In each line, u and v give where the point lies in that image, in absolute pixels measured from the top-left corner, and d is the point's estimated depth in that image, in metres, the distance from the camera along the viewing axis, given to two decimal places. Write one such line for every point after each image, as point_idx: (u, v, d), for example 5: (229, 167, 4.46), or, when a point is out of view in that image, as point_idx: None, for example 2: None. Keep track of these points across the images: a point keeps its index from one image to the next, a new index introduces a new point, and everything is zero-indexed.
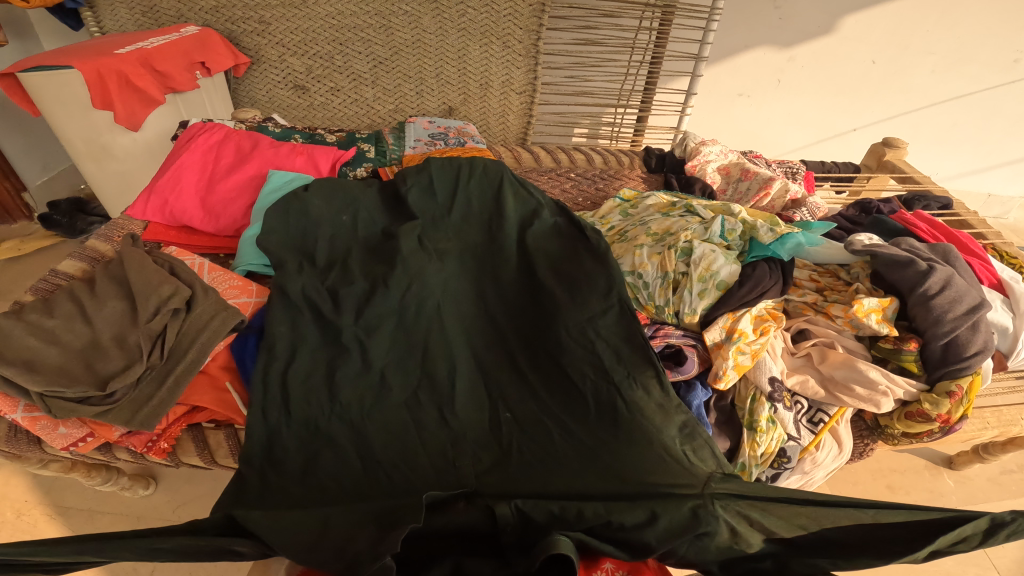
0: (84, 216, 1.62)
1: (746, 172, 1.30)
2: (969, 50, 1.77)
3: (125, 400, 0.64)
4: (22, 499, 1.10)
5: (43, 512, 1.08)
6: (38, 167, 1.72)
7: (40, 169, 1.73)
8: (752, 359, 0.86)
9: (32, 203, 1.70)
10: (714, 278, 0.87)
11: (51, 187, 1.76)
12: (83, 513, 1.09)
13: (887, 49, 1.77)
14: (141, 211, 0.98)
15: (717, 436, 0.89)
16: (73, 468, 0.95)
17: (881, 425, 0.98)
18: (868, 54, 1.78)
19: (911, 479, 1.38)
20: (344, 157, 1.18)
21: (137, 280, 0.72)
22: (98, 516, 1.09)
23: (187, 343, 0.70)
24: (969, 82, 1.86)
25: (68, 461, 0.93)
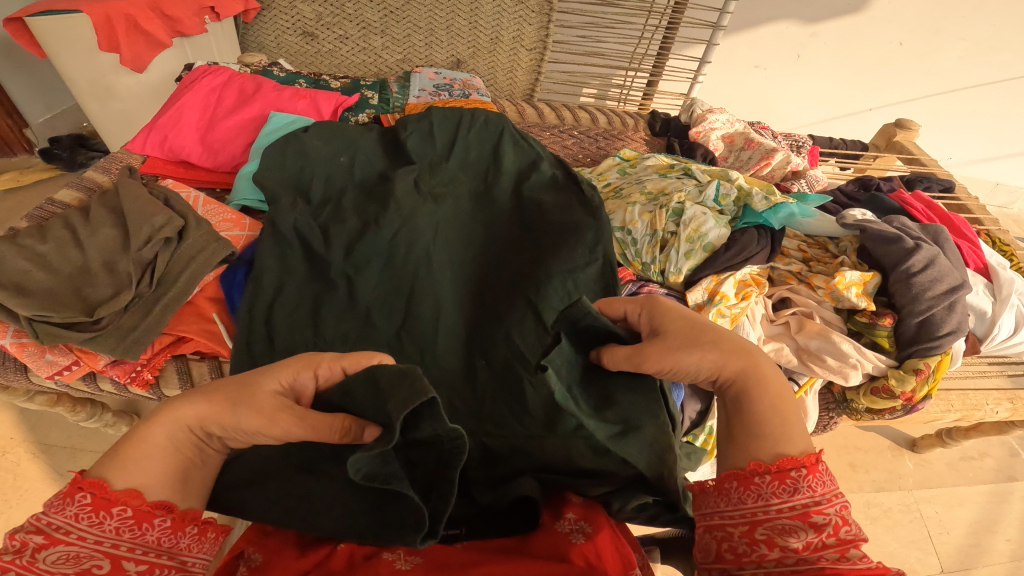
0: (85, 150, 1.65)
1: (750, 141, 1.30)
2: (999, 38, 1.74)
3: (112, 327, 0.67)
4: (8, 437, 1.16)
5: (27, 451, 1.15)
6: (41, 107, 1.70)
7: (43, 108, 1.71)
8: (732, 323, 0.87)
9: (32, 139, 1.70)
10: (703, 239, 0.87)
11: (54, 125, 1.74)
12: (65, 452, 1.15)
13: (916, 32, 1.74)
14: (140, 146, 0.99)
15: (689, 398, 0.92)
16: (58, 405, 0.99)
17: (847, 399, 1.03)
18: (896, 36, 1.75)
19: (871, 458, 1.56)
20: (347, 102, 1.18)
21: (130, 209, 0.73)
22: (80, 454, 1.16)
23: (177, 272, 0.72)
24: (994, 71, 1.83)
25: (53, 397, 0.96)
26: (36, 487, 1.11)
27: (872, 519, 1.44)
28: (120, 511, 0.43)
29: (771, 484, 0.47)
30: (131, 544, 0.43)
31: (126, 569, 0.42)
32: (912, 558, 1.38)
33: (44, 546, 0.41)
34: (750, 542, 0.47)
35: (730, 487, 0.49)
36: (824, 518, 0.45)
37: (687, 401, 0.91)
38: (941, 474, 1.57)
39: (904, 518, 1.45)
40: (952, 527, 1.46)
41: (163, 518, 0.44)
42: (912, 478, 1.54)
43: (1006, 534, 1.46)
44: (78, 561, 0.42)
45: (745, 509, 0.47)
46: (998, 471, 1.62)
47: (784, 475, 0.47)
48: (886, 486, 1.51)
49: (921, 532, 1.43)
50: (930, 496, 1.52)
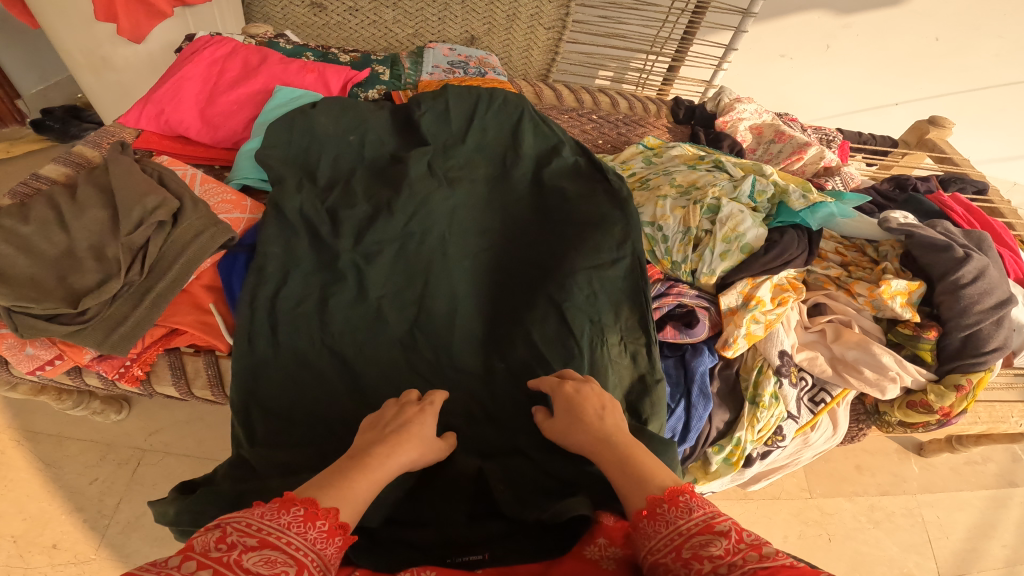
0: (78, 122, 1.57)
1: (781, 134, 1.23)
2: None
3: (98, 319, 0.62)
4: None
5: (12, 439, 1.11)
6: (34, 77, 1.60)
7: (36, 79, 1.61)
8: (765, 330, 0.83)
9: (24, 109, 1.60)
10: (739, 240, 0.80)
11: (48, 96, 1.64)
12: (52, 439, 1.12)
13: (954, 27, 1.65)
14: (135, 119, 0.92)
15: (718, 408, 0.87)
16: (42, 392, 0.95)
17: (879, 410, 0.99)
18: (932, 29, 1.67)
19: (879, 462, 1.48)
20: (356, 77, 1.10)
21: (121, 188, 0.67)
22: (66, 442, 1.13)
23: (170, 258, 0.66)
24: None
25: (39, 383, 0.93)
26: (21, 477, 1.07)
27: (875, 522, 1.37)
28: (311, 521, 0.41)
29: (669, 509, 0.45)
30: (315, 557, 0.40)
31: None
32: (910, 561, 1.32)
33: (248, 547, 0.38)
34: (680, 565, 0.42)
35: (642, 526, 0.46)
36: (724, 524, 0.42)
37: (716, 411, 0.86)
38: (943, 477, 1.50)
39: (906, 522, 1.39)
40: (952, 531, 1.40)
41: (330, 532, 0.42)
42: (916, 481, 1.47)
43: (1003, 539, 1.40)
44: (274, 565, 0.37)
45: (661, 540, 0.44)
46: (999, 476, 1.54)
47: (674, 500, 0.46)
48: (890, 490, 1.44)
49: (922, 536, 1.37)
50: (933, 500, 1.45)
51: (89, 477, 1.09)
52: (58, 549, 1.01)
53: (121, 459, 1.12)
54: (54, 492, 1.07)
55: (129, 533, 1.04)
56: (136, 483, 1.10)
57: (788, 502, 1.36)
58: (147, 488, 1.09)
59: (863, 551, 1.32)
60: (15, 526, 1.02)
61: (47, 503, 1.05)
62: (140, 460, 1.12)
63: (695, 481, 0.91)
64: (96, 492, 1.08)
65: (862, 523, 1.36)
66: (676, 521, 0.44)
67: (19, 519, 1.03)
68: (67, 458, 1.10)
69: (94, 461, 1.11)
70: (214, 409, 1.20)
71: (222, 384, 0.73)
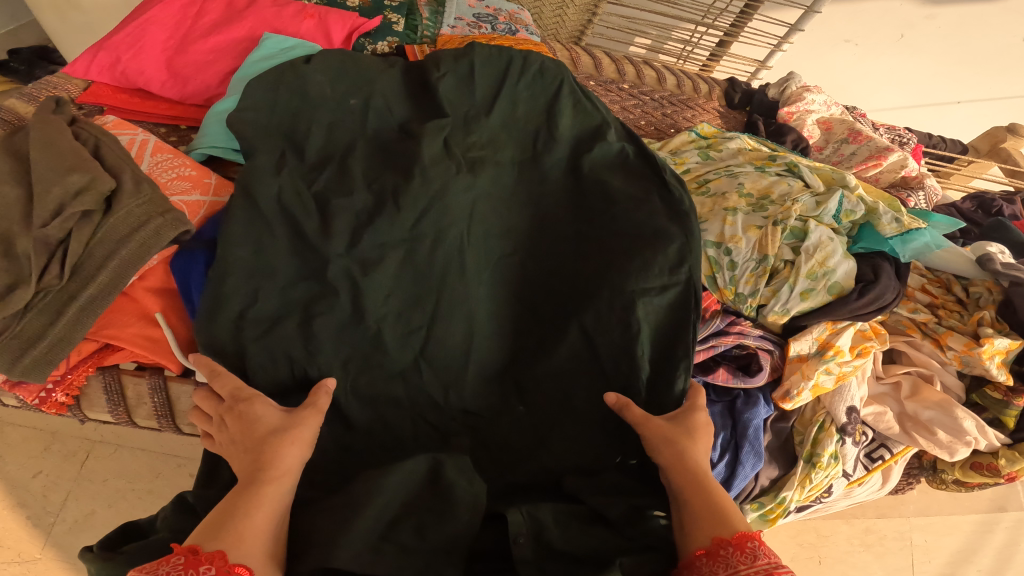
0: (47, 66, 1.35)
1: (856, 133, 1.05)
2: None
3: (7, 337, 0.49)
4: None
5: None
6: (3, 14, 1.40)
7: (5, 19, 1.41)
8: (837, 383, 0.69)
9: None
10: (827, 277, 0.66)
11: (18, 38, 1.43)
12: None
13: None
14: (84, 70, 0.76)
15: (767, 463, 0.73)
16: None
17: (937, 467, 0.87)
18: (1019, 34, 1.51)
19: None
20: (365, 26, 0.91)
21: (40, 160, 0.51)
22: (7, 429, 0.99)
23: (102, 257, 0.51)
24: None
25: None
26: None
27: (866, 544, 1.25)
28: (204, 570, 0.37)
29: (736, 554, 0.43)
30: None
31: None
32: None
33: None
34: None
35: (700, 564, 0.44)
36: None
37: (764, 468, 0.73)
38: (940, 501, 1.33)
39: (896, 545, 1.27)
40: (935, 556, 1.27)
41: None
42: (913, 504, 1.30)
43: (980, 564, 1.28)
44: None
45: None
46: (992, 500, 1.35)
47: (742, 544, 0.43)
48: (887, 511, 1.29)
49: (906, 560, 1.26)
50: (925, 523, 1.30)
51: (32, 469, 0.97)
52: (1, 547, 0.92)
53: (68, 451, 1.00)
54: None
55: (77, 534, 0.94)
56: (84, 479, 0.98)
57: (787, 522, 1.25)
58: (96, 485, 0.98)
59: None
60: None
61: None
62: (89, 453, 1.00)
63: None
64: (40, 488, 0.96)
65: (855, 547, 1.25)
66: (739, 566, 0.42)
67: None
68: (4, 444, 0.98)
69: (37, 452, 0.99)
70: None
71: (171, 416, 0.59)
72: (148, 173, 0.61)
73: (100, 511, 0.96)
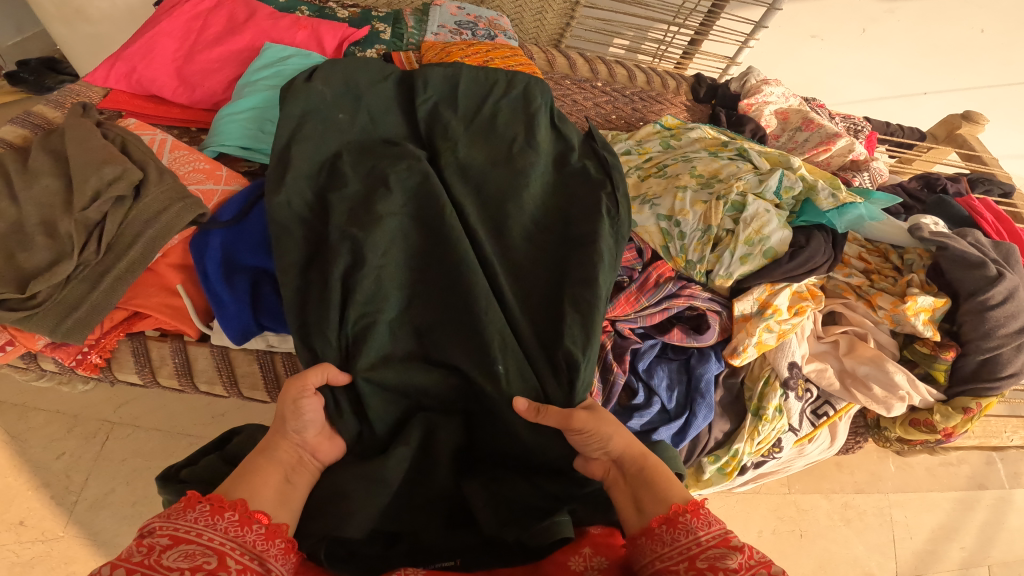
0: (53, 74, 1.45)
1: (809, 122, 1.15)
2: None
3: (50, 303, 0.58)
4: None
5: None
6: (9, 28, 1.44)
7: (13, 32, 1.45)
8: (778, 340, 0.77)
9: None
10: (763, 243, 0.74)
11: (26, 49, 1.49)
12: (15, 409, 1.08)
13: (1003, 20, 1.55)
14: (102, 79, 0.85)
15: (718, 418, 0.81)
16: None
17: (879, 425, 0.94)
18: (979, 22, 1.56)
19: (858, 459, 1.43)
20: (354, 35, 1.02)
21: (79, 157, 0.62)
22: (31, 414, 1.09)
23: (130, 237, 0.61)
24: None
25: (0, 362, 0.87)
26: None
27: (846, 520, 1.34)
28: (231, 514, 0.44)
29: (692, 521, 0.47)
30: (234, 544, 0.42)
31: (233, 566, 0.41)
32: (874, 561, 1.30)
33: (166, 546, 0.40)
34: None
35: (660, 532, 0.47)
36: (739, 543, 0.45)
37: (716, 421, 0.80)
38: (918, 479, 1.45)
39: (875, 522, 1.36)
40: (915, 532, 1.37)
41: (261, 527, 0.45)
42: (891, 481, 1.42)
43: (962, 541, 1.38)
44: (193, 556, 0.40)
45: (680, 547, 0.46)
46: (970, 479, 1.49)
47: (697, 512, 0.48)
48: (865, 488, 1.39)
49: (886, 535, 1.34)
50: (903, 500, 1.41)
51: (55, 451, 1.06)
52: (25, 526, 0.99)
53: (88, 433, 1.09)
54: (20, 466, 1.03)
55: (97, 511, 1.02)
56: (103, 457, 1.07)
57: (767, 496, 1.33)
58: (116, 463, 1.07)
59: (832, 550, 1.30)
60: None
61: (13, 470, 1.03)
62: (108, 433, 1.09)
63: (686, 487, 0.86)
64: (62, 468, 1.05)
65: (834, 522, 1.33)
66: (696, 533, 0.46)
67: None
68: (31, 428, 1.07)
69: (61, 434, 1.08)
70: None
71: (190, 374, 0.68)
72: (169, 167, 0.70)
73: (119, 488, 1.05)
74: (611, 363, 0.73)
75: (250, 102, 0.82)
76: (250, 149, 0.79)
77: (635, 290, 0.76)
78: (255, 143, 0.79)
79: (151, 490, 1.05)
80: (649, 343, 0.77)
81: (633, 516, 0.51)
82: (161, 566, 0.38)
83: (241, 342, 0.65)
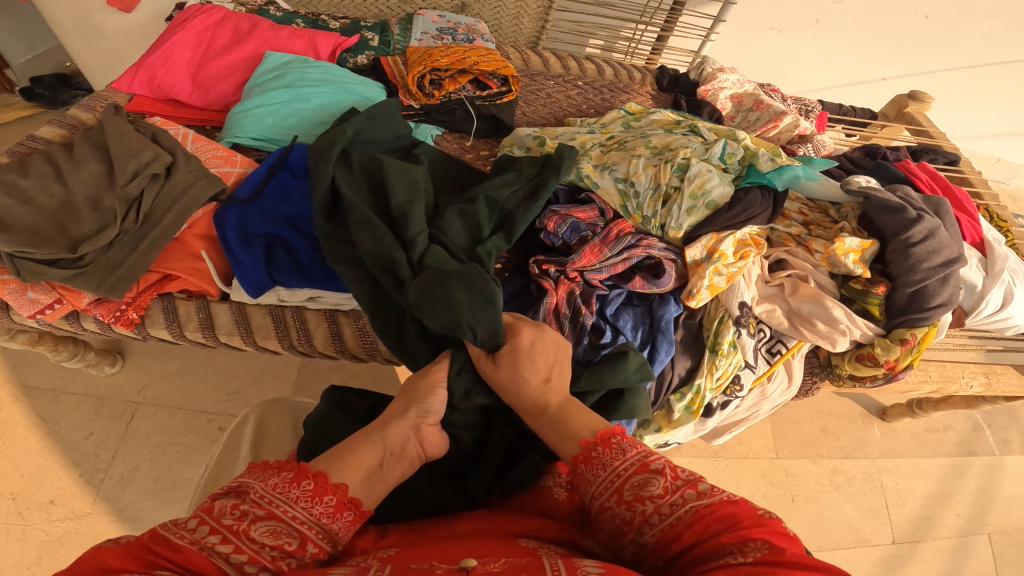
0: (67, 88, 1.57)
1: (759, 103, 1.29)
2: None
3: (96, 264, 0.71)
4: None
5: (11, 395, 1.18)
6: (21, 46, 1.56)
7: (24, 48, 1.57)
8: (727, 282, 0.87)
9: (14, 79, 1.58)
10: (705, 197, 0.87)
11: (37, 65, 1.60)
12: (48, 393, 1.19)
13: (945, 6, 1.67)
14: (127, 85, 1.00)
15: (679, 355, 0.88)
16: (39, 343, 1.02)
17: (832, 364, 1.00)
18: (922, 8, 1.68)
19: (844, 425, 1.46)
20: (345, 43, 1.16)
21: (119, 145, 0.76)
22: (62, 397, 1.19)
23: (163, 209, 0.75)
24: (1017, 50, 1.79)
25: (35, 334, 1.01)
26: (20, 432, 1.14)
27: (836, 485, 1.37)
28: (330, 499, 0.51)
29: (604, 453, 0.53)
30: (320, 529, 0.50)
31: (309, 551, 0.49)
32: (868, 526, 1.32)
33: (259, 517, 0.47)
34: (626, 507, 0.50)
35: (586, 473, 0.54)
36: (658, 463, 0.51)
37: (677, 358, 0.87)
38: (905, 444, 1.48)
39: (865, 486, 1.38)
40: (908, 498, 1.39)
41: (350, 514, 0.52)
42: (878, 446, 1.45)
43: (957, 508, 1.39)
44: (277, 535, 0.47)
45: (602, 483, 0.52)
46: (959, 444, 1.51)
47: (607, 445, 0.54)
48: (852, 453, 1.42)
49: (879, 501, 1.36)
50: (893, 465, 1.43)
51: (84, 431, 1.16)
52: (55, 505, 1.08)
53: (115, 413, 1.19)
54: (51, 448, 1.13)
55: (123, 486, 1.12)
56: (129, 436, 1.17)
57: (755, 462, 1.36)
58: (140, 441, 1.16)
59: (825, 514, 1.32)
60: (13, 483, 1.09)
61: (48, 446, 1.13)
62: (134, 414, 1.19)
63: (659, 429, 0.91)
64: (91, 447, 1.15)
65: (825, 486, 1.36)
66: (612, 465, 0.52)
67: (17, 476, 1.10)
68: (63, 409, 1.17)
69: (89, 416, 1.18)
70: (204, 362, 1.26)
71: (212, 327, 0.80)
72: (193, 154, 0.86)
73: (143, 465, 1.14)
74: (580, 306, 0.82)
75: (258, 100, 0.95)
76: (261, 140, 0.94)
77: (599, 243, 0.87)
78: (264, 135, 0.93)
79: (173, 465, 1.15)
80: (616, 291, 0.87)
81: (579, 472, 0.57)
82: (247, 537, 0.46)
83: (257, 295, 0.77)
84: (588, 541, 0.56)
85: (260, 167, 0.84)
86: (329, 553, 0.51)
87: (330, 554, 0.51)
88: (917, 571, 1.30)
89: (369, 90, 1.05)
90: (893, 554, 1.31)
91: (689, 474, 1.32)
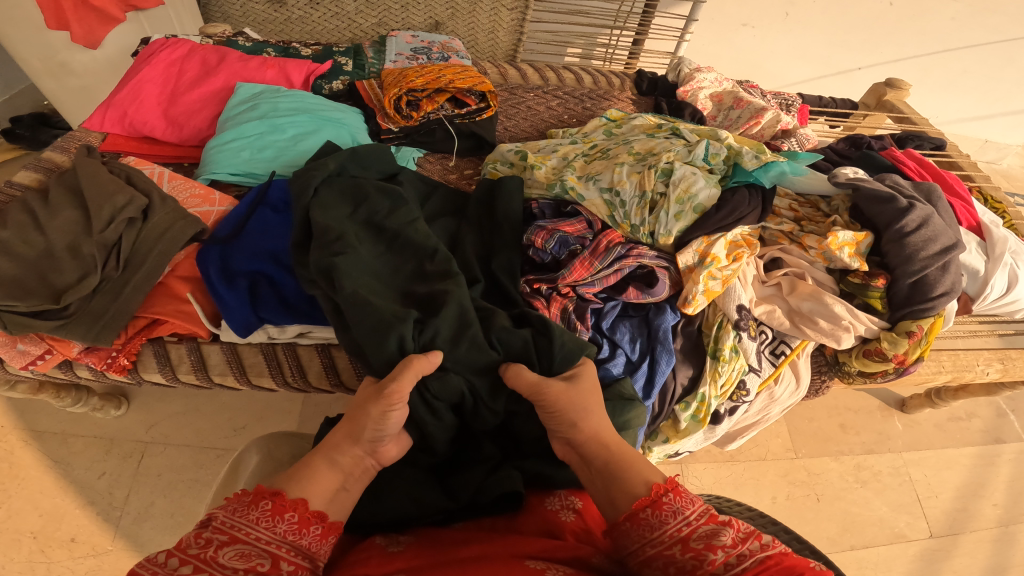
0: (47, 128, 1.54)
1: (739, 100, 1.29)
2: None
3: (80, 313, 0.69)
4: None
5: (18, 440, 1.14)
6: None
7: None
8: (722, 285, 0.86)
9: None
10: (692, 201, 0.85)
11: (14, 105, 1.60)
12: (56, 437, 1.16)
13: None
14: (99, 124, 0.98)
15: (682, 364, 0.86)
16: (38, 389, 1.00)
17: (839, 361, 0.98)
18: None
19: (863, 419, 1.44)
20: (318, 70, 1.15)
21: (93, 188, 0.75)
22: (69, 439, 1.16)
23: (143, 253, 0.73)
24: (990, 32, 1.79)
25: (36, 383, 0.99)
26: (30, 476, 1.10)
27: (863, 481, 1.34)
28: (291, 516, 0.49)
29: (675, 501, 0.53)
30: (290, 547, 0.48)
31: (284, 569, 0.47)
32: (901, 521, 1.29)
33: (223, 542, 0.46)
34: (694, 557, 0.49)
35: (647, 515, 0.52)
36: (723, 516, 0.51)
37: (679, 365, 0.85)
38: (928, 435, 1.46)
39: (893, 481, 1.35)
40: (941, 490, 1.36)
41: (318, 527, 0.50)
42: (901, 439, 1.43)
43: (991, 498, 1.37)
44: (248, 557, 0.46)
45: (670, 529, 0.51)
46: (984, 432, 1.50)
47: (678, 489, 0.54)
48: (876, 448, 1.40)
49: (909, 495, 1.34)
50: (920, 458, 1.41)
51: (96, 471, 1.13)
52: (77, 542, 1.05)
53: (125, 453, 1.15)
54: (66, 488, 1.10)
55: (141, 523, 1.08)
56: (142, 474, 1.13)
57: (775, 463, 1.33)
58: (153, 478, 1.13)
59: (854, 512, 1.29)
60: (32, 522, 1.06)
61: (52, 491, 1.09)
62: (143, 453, 1.16)
63: (666, 439, 0.88)
64: (106, 487, 1.11)
65: (851, 483, 1.33)
66: (683, 513, 0.52)
67: (35, 516, 1.06)
68: (67, 454, 1.14)
69: (99, 456, 1.14)
70: (208, 399, 1.24)
71: (205, 368, 0.78)
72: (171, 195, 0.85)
73: (158, 501, 1.11)
74: (575, 322, 0.80)
75: (232, 134, 0.93)
76: (239, 175, 0.91)
77: (589, 255, 0.85)
78: (241, 169, 0.90)
79: (187, 501, 1.11)
80: (611, 303, 0.85)
81: (608, 508, 0.55)
82: (217, 563, 0.44)
83: (246, 335, 0.74)
84: (598, 558, 0.55)
85: (240, 205, 0.84)
86: (309, 569, 0.49)
87: (309, 571, 0.49)
88: (960, 565, 1.26)
89: (347, 116, 1.04)
90: (932, 548, 1.28)
91: (708, 481, 1.28)
